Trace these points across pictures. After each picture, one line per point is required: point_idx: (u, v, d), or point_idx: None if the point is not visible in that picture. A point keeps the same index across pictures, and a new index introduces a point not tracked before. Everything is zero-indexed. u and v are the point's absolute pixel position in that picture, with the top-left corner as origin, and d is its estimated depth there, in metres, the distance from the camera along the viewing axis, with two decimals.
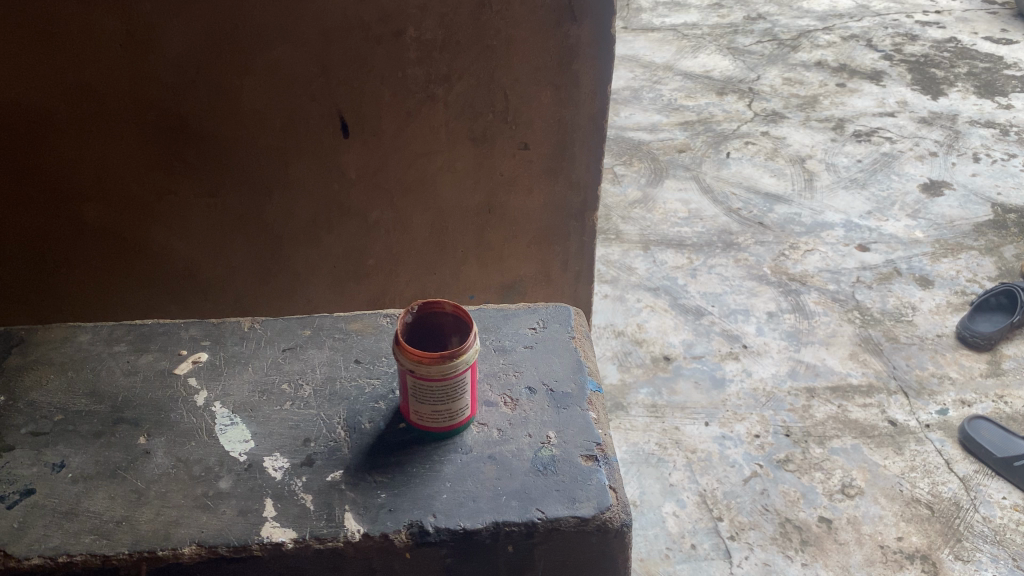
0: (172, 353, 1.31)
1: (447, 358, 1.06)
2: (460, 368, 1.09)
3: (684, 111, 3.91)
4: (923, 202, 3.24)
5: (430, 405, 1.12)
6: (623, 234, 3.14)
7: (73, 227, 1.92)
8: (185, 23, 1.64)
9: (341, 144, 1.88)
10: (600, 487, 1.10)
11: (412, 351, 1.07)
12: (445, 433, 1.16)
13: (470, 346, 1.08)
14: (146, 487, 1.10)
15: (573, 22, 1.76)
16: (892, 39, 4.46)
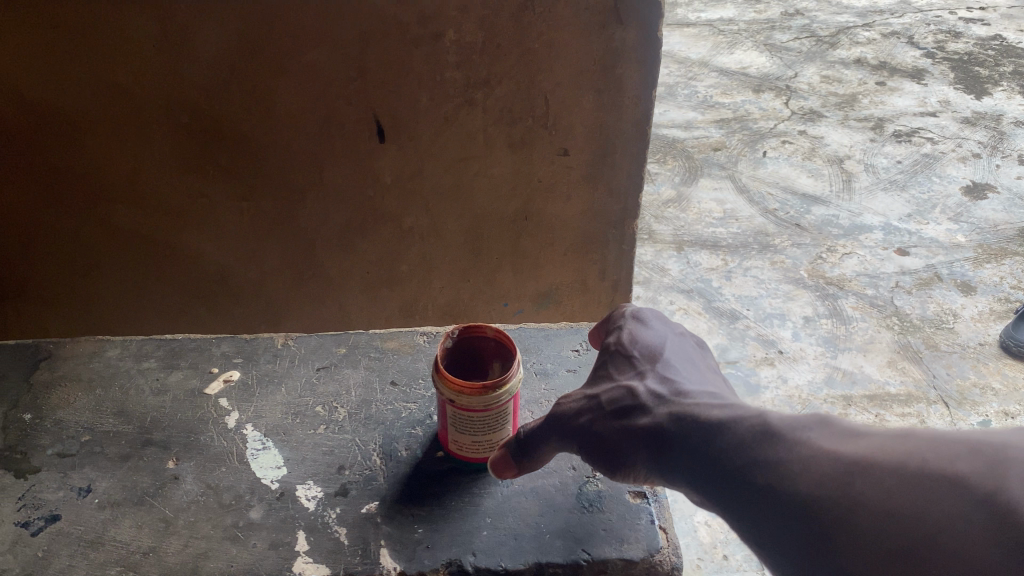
0: (203, 371, 1.28)
1: (490, 390, 1.02)
2: (503, 399, 1.04)
3: (720, 108, 3.81)
4: (965, 204, 3.13)
5: (470, 435, 1.08)
6: (655, 234, 3.07)
7: (104, 229, 1.89)
8: (219, 24, 1.59)
9: (376, 148, 1.83)
10: (649, 527, 1.05)
11: (453, 381, 1.03)
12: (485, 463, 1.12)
13: (513, 377, 1.04)
14: (174, 515, 1.06)
15: (618, 25, 1.69)
16: (935, 36, 4.32)
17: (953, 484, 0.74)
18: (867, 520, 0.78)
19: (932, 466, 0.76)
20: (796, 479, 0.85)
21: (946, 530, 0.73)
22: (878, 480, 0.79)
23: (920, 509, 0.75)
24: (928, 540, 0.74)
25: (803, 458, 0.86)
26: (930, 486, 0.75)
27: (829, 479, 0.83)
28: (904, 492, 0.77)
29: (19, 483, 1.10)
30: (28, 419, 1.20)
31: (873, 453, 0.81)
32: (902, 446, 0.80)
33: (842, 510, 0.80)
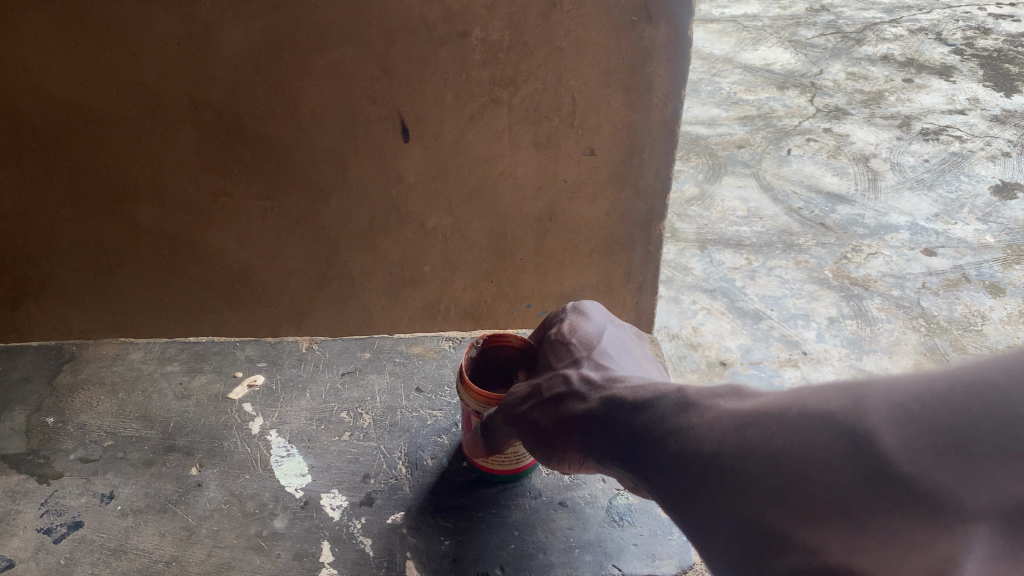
0: (227, 375, 1.28)
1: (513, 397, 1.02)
2: None
3: (744, 105, 3.76)
4: (994, 204, 3.06)
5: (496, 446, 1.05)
6: (678, 233, 3.03)
7: (128, 227, 1.88)
8: (245, 22, 1.57)
9: (400, 147, 1.80)
10: (682, 543, 1.02)
11: (475, 391, 1.03)
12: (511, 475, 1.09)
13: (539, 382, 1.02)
14: (197, 524, 1.04)
15: (648, 22, 1.66)
16: (964, 32, 4.25)
17: (825, 419, 0.63)
18: (756, 469, 0.67)
19: (812, 406, 0.65)
20: (692, 438, 0.75)
21: (823, 464, 0.61)
22: (766, 428, 0.68)
23: (798, 453, 0.64)
24: (805, 477, 0.63)
25: (702, 416, 0.75)
26: (806, 426, 0.64)
27: (729, 434, 0.71)
28: (786, 437, 0.65)
29: (42, 488, 1.09)
30: (51, 423, 1.19)
31: (768, 403, 0.70)
32: (790, 393, 0.69)
33: (733, 462, 0.69)
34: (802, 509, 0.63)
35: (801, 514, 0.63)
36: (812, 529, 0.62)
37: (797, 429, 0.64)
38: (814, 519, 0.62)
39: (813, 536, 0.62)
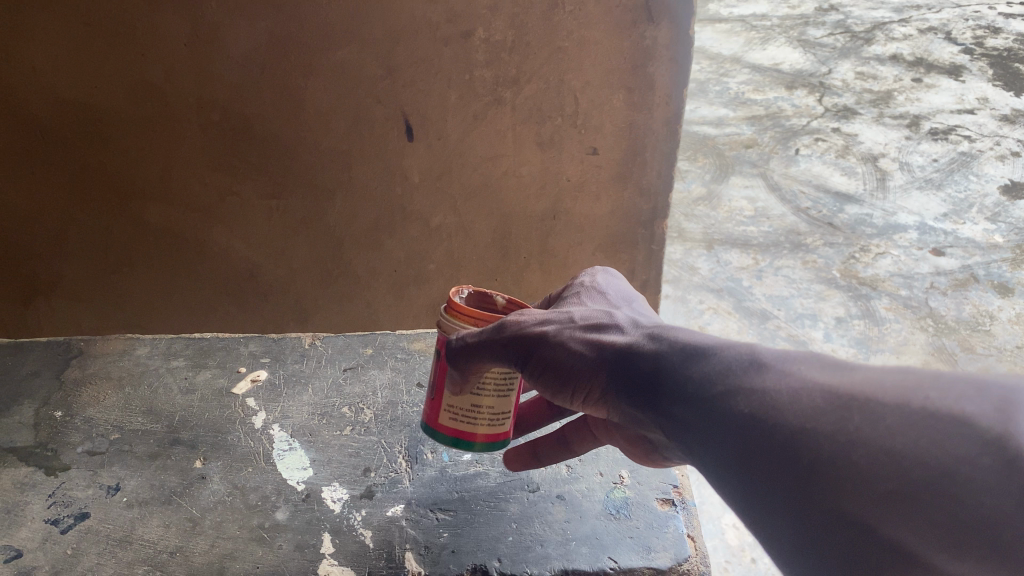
0: (231, 370, 1.34)
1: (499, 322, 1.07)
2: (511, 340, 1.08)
3: (751, 105, 3.76)
4: (1003, 204, 3.03)
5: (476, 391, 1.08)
6: (685, 232, 3.04)
7: (136, 227, 1.90)
8: (252, 22, 1.60)
9: (405, 147, 1.82)
10: (677, 536, 1.04)
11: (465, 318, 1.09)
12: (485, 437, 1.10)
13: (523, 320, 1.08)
14: (201, 515, 1.06)
15: (649, 23, 1.69)
16: (974, 32, 4.06)
17: (961, 424, 0.60)
18: (865, 460, 0.63)
19: (939, 406, 0.62)
20: (777, 413, 0.72)
21: (963, 473, 0.57)
22: (878, 415, 0.64)
23: (924, 452, 0.60)
24: (936, 484, 0.58)
25: (790, 388, 0.73)
26: (937, 424, 0.61)
27: (825, 409, 0.69)
28: (905, 433, 0.62)
29: (50, 480, 1.11)
30: (58, 416, 1.22)
31: (874, 388, 0.67)
32: (899, 380, 0.67)
33: (836, 451, 0.65)
34: (921, 513, 0.58)
35: (916, 516, 0.59)
36: (919, 532, 0.58)
37: (922, 424, 0.61)
38: (929, 526, 0.58)
39: (920, 545, 0.58)
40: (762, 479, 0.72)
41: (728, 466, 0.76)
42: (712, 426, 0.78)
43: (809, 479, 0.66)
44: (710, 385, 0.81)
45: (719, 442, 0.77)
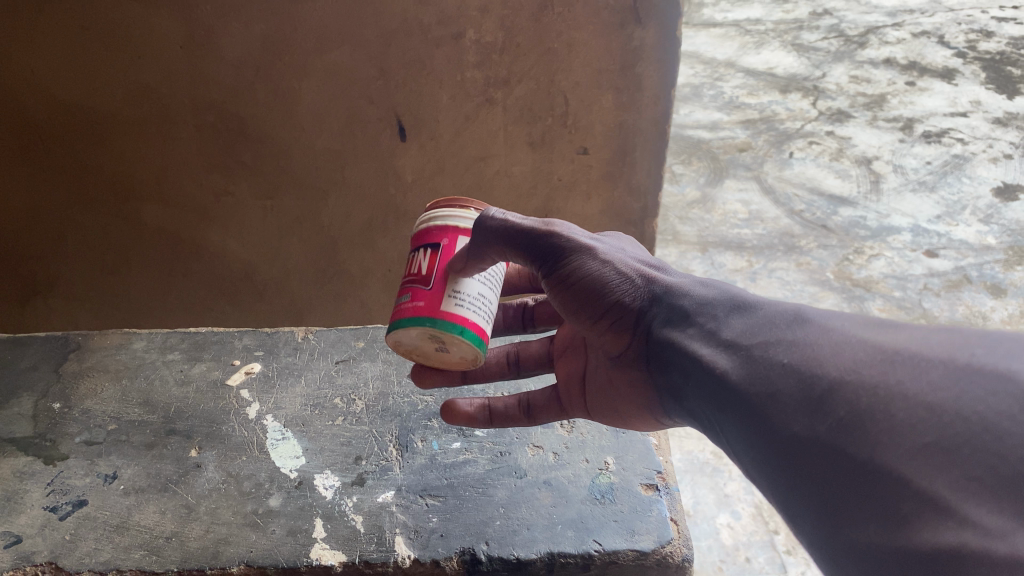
0: (225, 362, 1.36)
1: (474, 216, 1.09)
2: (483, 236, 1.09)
3: (746, 109, 3.77)
4: (995, 206, 3.04)
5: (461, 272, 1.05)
6: (680, 235, 3.07)
7: (132, 227, 1.93)
8: (245, 25, 1.63)
9: (398, 147, 1.85)
10: (660, 520, 1.08)
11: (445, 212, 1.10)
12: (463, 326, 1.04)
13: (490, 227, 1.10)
14: (196, 502, 1.10)
15: (637, 24, 1.70)
16: (966, 36, 4.00)
17: (1007, 381, 0.63)
18: (903, 414, 0.65)
19: (984, 365, 0.66)
20: (818, 364, 0.76)
21: (1004, 428, 0.60)
22: (921, 371, 0.68)
23: (965, 407, 0.63)
24: (976, 440, 0.60)
25: (835, 342, 0.78)
26: (980, 382, 0.64)
27: (867, 362, 0.72)
28: (947, 388, 0.65)
29: (48, 469, 1.16)
30: (56, 408, 1.27)
31: (919, 346, 0.71)
32: (941, 340, 0.71)
33: (874, 403, 0.68)
34: (957, 466, 0.60)
35: (952, 469, 0.60)
36: (953, 485, 0.59)
37: (964, 382, 0.65)
38: (965, 479, 0.59)
39: (952, 496, 0.59)
40: (792, 431, 0.74)
41: (756, 421, 0.79)
42: (748, 377, 0.82)
43: (842, 429, 0.69)
44: (750, 339, 0.86)
45: (750, 395, 0.81)
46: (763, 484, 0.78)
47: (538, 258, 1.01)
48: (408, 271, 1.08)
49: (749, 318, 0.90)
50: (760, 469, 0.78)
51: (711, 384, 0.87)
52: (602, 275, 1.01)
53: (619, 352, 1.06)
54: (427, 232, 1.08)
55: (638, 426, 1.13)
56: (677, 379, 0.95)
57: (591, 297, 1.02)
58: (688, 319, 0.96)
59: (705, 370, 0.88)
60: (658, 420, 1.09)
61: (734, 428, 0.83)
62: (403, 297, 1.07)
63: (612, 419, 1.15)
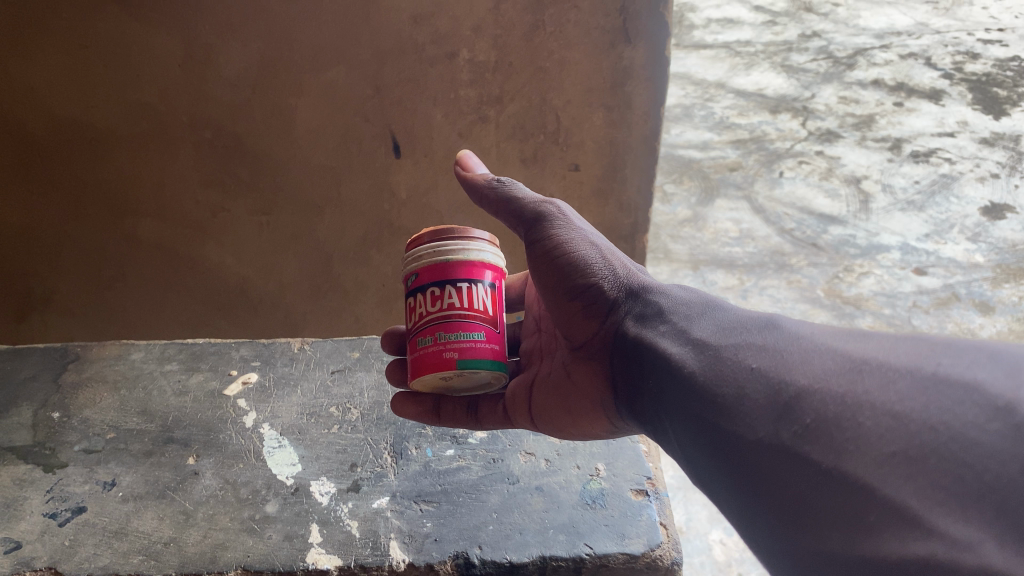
0: (222, 373, 1.40)
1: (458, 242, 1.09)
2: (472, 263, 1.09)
3: (736, 128, 3.80)
4: (983, 224, 3.09)
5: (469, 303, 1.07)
6: (672, 253, 3.10)
7: (128, 242, 1.95)
8: (243, 43, 1.67)
9: (392, 164, 1.86)
10: (650, 524, 1.11)
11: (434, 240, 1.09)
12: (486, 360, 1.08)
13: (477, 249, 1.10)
14: (194, 508, 1.14)
15: (627, 43, 1.73)
16: (953, 57, 4.05)
17: (973, 391, 0.68)
18: (870, 422, 0.70)
19: (952, 374, 0.71)
20: (788, 370, 0.81)
21: (971, 437, 0.65)
22: (889, 380, 0.73)
23: (932, 417, 0.68)
24: (942, 449, 0.65)
25: (804, 350, 0.83)
26: (947, 392, 0.69)
27: (837, 369, 0.77)
28: (914, 398, 0.70)
29: (48, 477, 1.19)
30: (56, 417, 1.30)
31: (887, 354, 0.76)
32: (907, 347, 0.76)
33: (841, 411, 0.73)
34: (922, 475, 0.65)
35: (918, 477, 0.65)
36: (921, 494, 0.64)
37: (932, 391, 0.70)
38: (932, 487, 0.64)
39: (919, 504, 0.64)
40: (756, 437, 0.78)
41: (718, 425, 0.83)
42: (714, 378, 0.87)
43: (808, 435, 0.74)
44: (721, 341, 0.92)
45: (716, 397, 0.85)
46: (722, 494, 0.81)
47: (535, 228, 1.12)
48: (467, 307, 1.07)
49: (718, 323, 0.97)
50: (721, 481, 0.81)
51: (674, 387, 0.92)
52: (588, 259, 1.12)
53: (587, 339, 1.14)
54: (477, 267, 1.09)
55: (586, 429, 1.18)
56: (640, 376, 1.01)
57: (572, 278, 1.12)
58: (661, 318, 1.04)
59: (673, 369, 0.94)
60: (612, 421, 1.14)
61: (693, 436, 0.86)
62: (469, 335, 1.07)
63: (561, 424, 1.19)
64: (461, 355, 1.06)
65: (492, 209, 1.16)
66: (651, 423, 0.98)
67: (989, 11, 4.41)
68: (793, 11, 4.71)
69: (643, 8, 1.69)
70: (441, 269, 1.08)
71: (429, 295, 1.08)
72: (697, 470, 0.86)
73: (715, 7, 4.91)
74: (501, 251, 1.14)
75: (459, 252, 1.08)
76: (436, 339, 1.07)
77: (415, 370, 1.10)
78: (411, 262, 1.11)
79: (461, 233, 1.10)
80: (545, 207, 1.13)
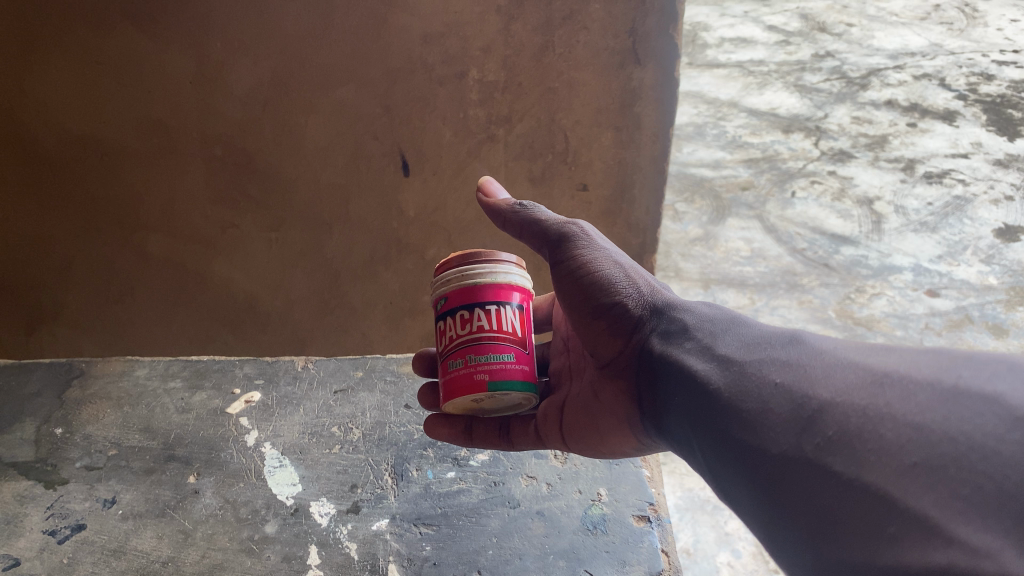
0: (225, 391, 1.41)
1: (485, 263, 1.09)
2: (501, 283, 1.09)
3: (748, 148, 3.78)
4: (997, 246, 3.07)
5: (499, 323, 1.07)
6: (682, 272, 3.09)
7: (137, 258, 1.92)
8: (253, 60, 1.68)
9: (400, 181, 1.86)
10: (651, 551, 1.13)
11: (460, 262, 1.10)
12: (519, 381, 1.08)
13: (506, 270, 1.10)
14: (193, 528, 1.15)
15: (636, 65, 1.74)
16: (967, 78, 4.04)
17: (992, 403, 0.68)
18: (892, 433, 0.70)
19: (971, 387, 0.70)
20: (810, 385, 0.81)
21: (990, 447, 0.64)
22: (909, 393, 0.72)
23: (952, 428, 0.67)
24: (964, 459, 0.65)
25: (827, 364, 0.82)
26: (967, 403, 0.69)
27: (858, 382, 0.77)
28: (936, 409, 0.70)
29: (48, 493, 1.21)
30: (58, 433, 1.32)
31: (907, 367, 0.76)
32: (929, 360, 0.75)
33: (863, 424, 0.72)
34: (943, 485, 0.64)
35: (939, 488, 0.64)
36: (940, 504, 0.63)
37: (952, 402, 0.69)
38: (951, 497, 0.63)
39: (939, 514, 0.63)
40: (781, 449, 0.78)
41: (743, 439, 0.82)
42: (739, 394, 0.87)
43: (830, 447, 0.73)
44: (745, 357, 0.92)
45: (741, 412, 0.85)
46: (745, 507, 0.81)
47: (559, 248, 1.12)
48: (496, 330, 1.07)
49: (743, 340, 0.96)
50: (747, 496, 0.80)
51: (699, 404, 0.91)
52: (613, 278, 1.11)
53: (612, 357, 1.14)
54: (505, 290, 1.09)
55: (615, 446, 1.17)
56: (665, 394, 1.00)
57: (595, 296, 1.11)
58: (687, 334, 1.03)
59: (699, 386, 0.93)
60: (640, 439, 1.13)
61: (718, 455, 0.85)
62: (500, 357, 1.07)
63: (590, 442, 1.19)
64: (492, 377, 1.06)
65: (518, 231, 1.17)
66: (679, 441, 0.97)
67: (1004, 33, 4.40)
68: (807, 31, 4.70)
69: (653, 30, 1.70)
70: (470, 293, 1.08)
71: (458, 318, 1.08)
72: (724, 488, 0.85)
73: (729, 27, 4.91)
74: (529, 273, 1.14)
75: (486, 275, 1.08)
76: (466, 361, 1.07)
77: (447, 394, 1.09)
78: (439, 286, 1.11)
79: (488, 256, 1.10)
80: (570, 227, 1.12)
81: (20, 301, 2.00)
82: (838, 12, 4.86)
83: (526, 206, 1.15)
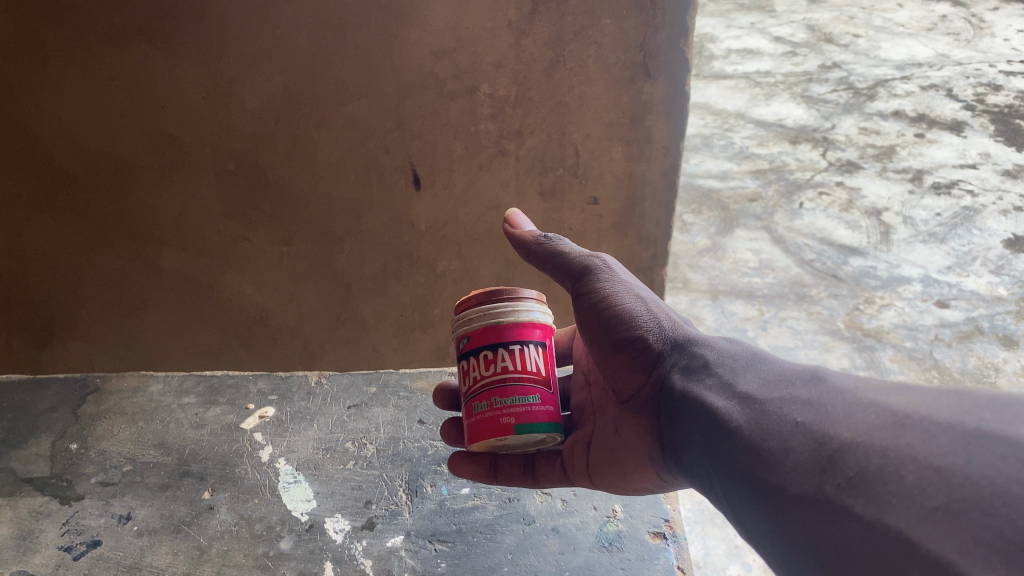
0: (239, 407, 1.43)
1: (508, 302, 1.10)
2: (524, 322, 1.10)
3: (756, 159, 3.77)
4: (1006, 257, 3.06)
5: (523, 363, 1.09)
6: (690, 283, 3.08)
7: (149, 272, 1.89)
8: (267, 77, 1.69)
9: (412, 195, 1.85)
10: (668, 567, 1.16)
11: (483, 300, 1.11)
12: (544, 423, 1.09)
13: (529, 308, 1.11)
14: (208, 544, 1.16)
15: (647, 79, 1.76)
16: (975, 89, 4.04)
17: (1015, 446, 0.67)
18: (913, 475, 0.70)
19: (993, 429, 0.69)
20: (831, 424, 0.81)
21: (1013, 492, 0.63)
22: (931, 435, 0.72)
23: (974, 471, 0.67)
24: (986, 503, 0.64)
25: (847, 403, 0.82)
26: (988, 447, 0.68)
27: (880, 423, 0.77)
28: (957, 452, 0.69)
29: (64, 509, 1.23)
30: (73, 449, 1.34)
31: (928, 408, 0.75)
32: (951, 401, 0.75)
33: (883, 465, 0.73)
34: (964, 529, 0.64)
35: (960, 532, 0.64)
36: (963, 549, 0.63)
37: (974, 446, 0.69)
38: (974, 542, 0.62)
39: (960, 560, 0.62)
40: (800, 489, 0.79)
41: (763, 479, 0.83)
42: (760, 432, 0.87)
43: (849, 487, 0.74)
44: (766, 395, 0.91)
45: (762, 451, 0.85)
46: (765, 542, 0.82)
47: (582, 281, 1.13)
48: (520, 370, 1.08)
49: (764, 376, 0.96)
50: (770, 535, 0.81)
51: (720, 441, 0.92)
52: (635, 312, 1.12)
53: (632, 393, 1.14)
54: (528, 328, 1.11)
55: (637, 484, 1.16)
56: (686, 430, 1.00)
57: (617, 330, 1.12)
58: (708, 369, 1.03)
59: (719, 423, 0.93)
60: (661, 476, 1.12)
61: (740, 494, 0.86)
62: (525, 399, 1.08)
63: (613, 479, 1.18)
64: (518, 420, 1.07)
65: (541, 264, 1.17)
66: (699, 477, 0.97)
67: (1010, 43, 4.40)
68: (814, 42, 4.70)
69: (663, 44, 1.72)
70: (495, 332, 1.09)
71: (482, 358, 1.09)
72: (744, 522, 0.86)
73: (735, 38, 4.91)
74: (549, 308, 1.15)
75: (510, 313, 1.10)
76: (491, 404, 1.08)
77: (471, 435, 1.10)
78: (462, 325, 1.13)
79: (512, 294, 1.11)
80: (593, 259, 1.13)
81: (27, 323, 1.94)
82: (844, 23, 4.86)
83: (551, 239, 1.14)
